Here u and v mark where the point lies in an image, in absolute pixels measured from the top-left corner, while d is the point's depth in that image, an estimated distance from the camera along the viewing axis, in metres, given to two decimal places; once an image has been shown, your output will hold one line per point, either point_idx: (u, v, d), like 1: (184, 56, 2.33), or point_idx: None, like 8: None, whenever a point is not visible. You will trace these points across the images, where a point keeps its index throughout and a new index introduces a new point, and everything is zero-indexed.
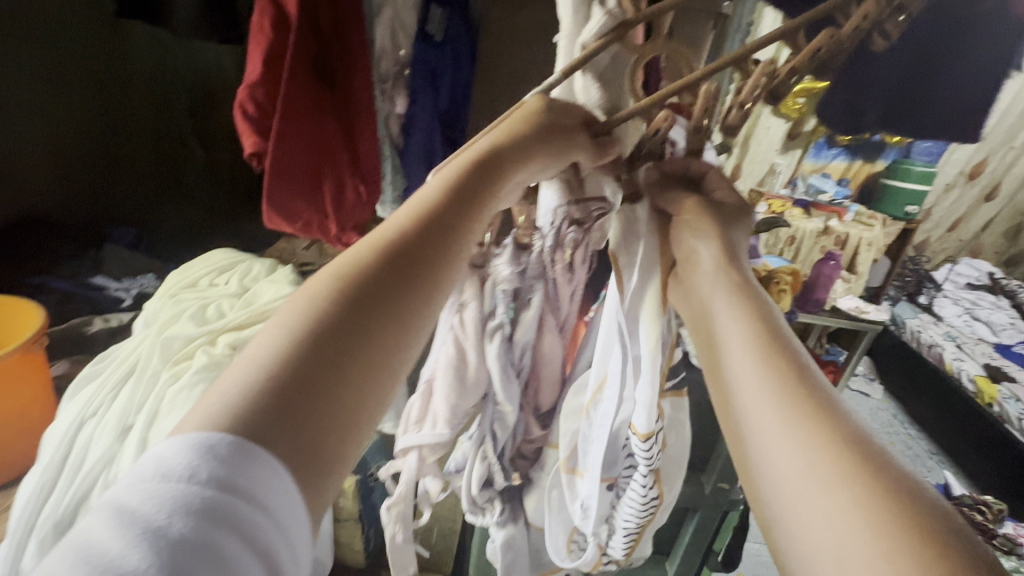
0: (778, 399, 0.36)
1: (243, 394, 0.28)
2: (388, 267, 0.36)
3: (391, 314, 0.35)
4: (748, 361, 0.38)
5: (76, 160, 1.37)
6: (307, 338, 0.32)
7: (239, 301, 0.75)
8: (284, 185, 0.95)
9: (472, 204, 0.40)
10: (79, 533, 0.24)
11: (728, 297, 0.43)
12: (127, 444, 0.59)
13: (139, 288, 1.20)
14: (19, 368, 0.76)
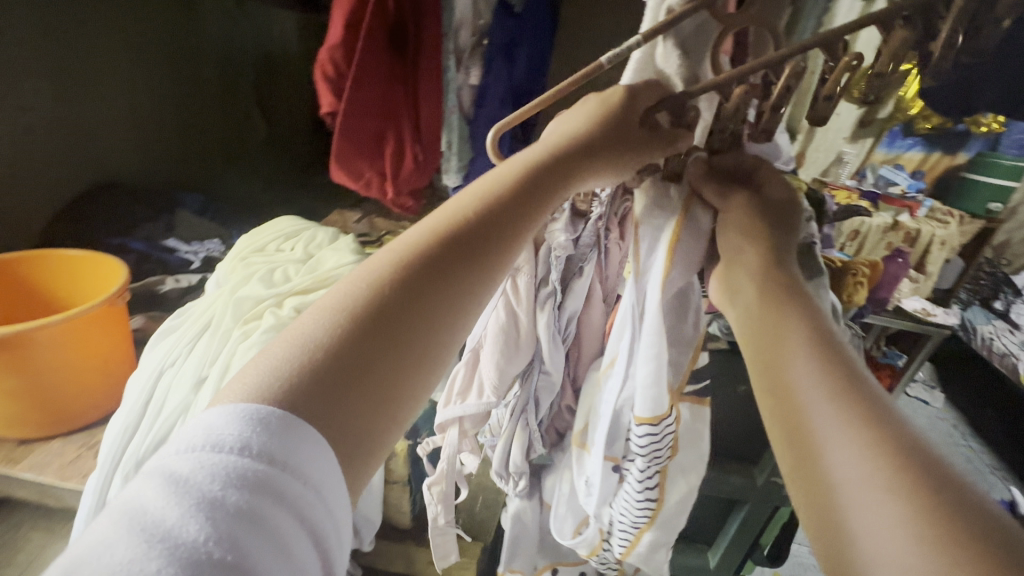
0: (835, 403, 0.33)
1: (292, 369, 0.29)
2: (435, 256, 0.36)
3: (442, 306, 0.35)
4: (806, 367, 0.36)
5: (152, 129, 1.41)
6: (352, 319, 0.32)
7: (302, 267, 0.78)
8: (349, 145, 0.99)
9: (526, 202, 0.41)
10: (130, 499, 0.24)
11: (789, 301, 0.40)
12: (201, 394, 0.62)
13: (207, 252, 1.27)
14: (105, 319, 0.83)
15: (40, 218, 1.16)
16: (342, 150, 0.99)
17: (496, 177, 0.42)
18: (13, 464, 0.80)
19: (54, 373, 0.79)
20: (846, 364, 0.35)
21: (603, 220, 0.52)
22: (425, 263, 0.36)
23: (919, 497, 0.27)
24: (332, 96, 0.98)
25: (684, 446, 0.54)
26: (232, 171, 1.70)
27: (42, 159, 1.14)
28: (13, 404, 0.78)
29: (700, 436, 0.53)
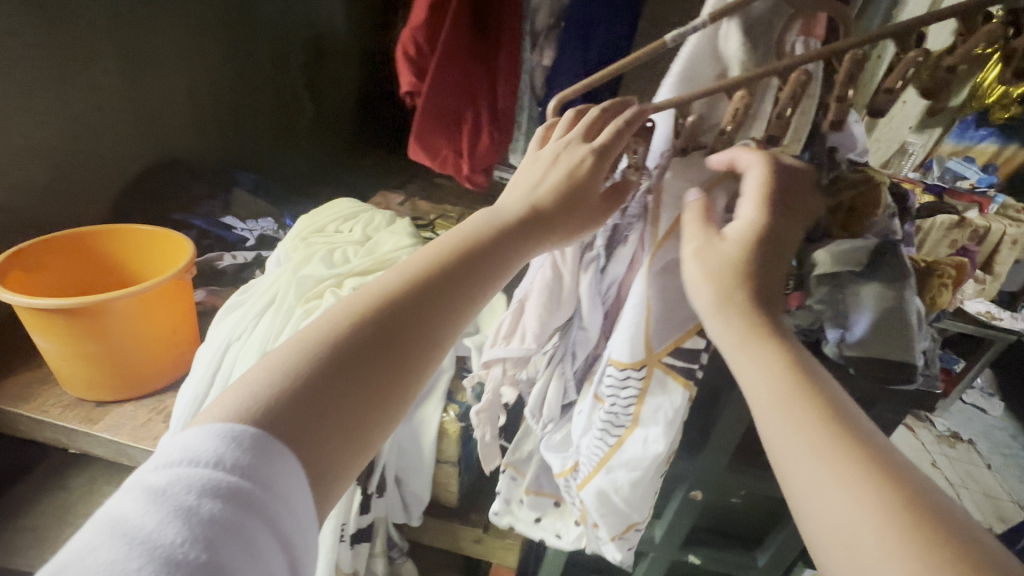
0: (820, 438, 0.33)
1: (265, 398, 0.32)
2: (404, 298, 0.40)
3: (409, 347, 0.39)
4: (777, 416, 0.35)
5: (210, 109, 1.41)
6: (322, 351, 0.35)
7: (360, 251, 0.79)
8: (429, 125, 1.05)
9: (496, 254, 0.45)
10: (109, 511, 0.27)
11: (739, 344, 0.38)
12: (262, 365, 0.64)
13: (261, 231, 1.32)
14: (172, 292, 0.87)
15: (105, 195, 1.18)
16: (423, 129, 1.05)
17: (469, 229, 0.45)
18: (91, 424, 0.85)
19: (127, 343, 0.84)
20: (821, 394, 0.35)
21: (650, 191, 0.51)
22: (391, 308, 0.39)
23: (913, 536, 0.28)
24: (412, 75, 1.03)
25: (647, 420, 0.50)
26: (282, 150, 1.73)
27: (115, 138, 1.17)
28: (91, 367, 0.83)
29: (670, 419, 0.49)
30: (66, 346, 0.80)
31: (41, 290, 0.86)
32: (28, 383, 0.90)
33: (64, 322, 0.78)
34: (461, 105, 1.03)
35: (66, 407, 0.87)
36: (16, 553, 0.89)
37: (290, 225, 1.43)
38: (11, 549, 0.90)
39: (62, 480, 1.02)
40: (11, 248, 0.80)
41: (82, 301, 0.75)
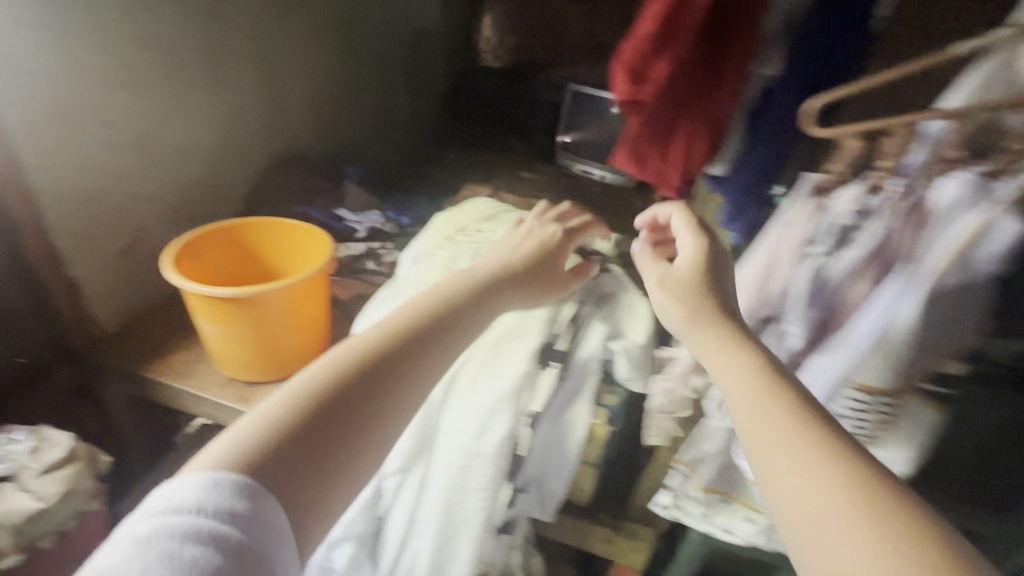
0: (793, 428, 0.45)
1: (252, 449, 0.44)
2: (358, 369, 0.52)
3: (385, 394, 0.52)
4: (756, 389, 0.49)
5: (323, 106, 1.47)
6: (296, 416, 0.47)
7: None
8: (641, 138, 0.74)
9: (444, 323, 0.59)
10: (96, 566, 0.36)
11: (734, 349, 0.53)
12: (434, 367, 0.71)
13: (370, 223, 1.37)
14: (316, 285, 0.93)
15: (237, 190, 1.23)
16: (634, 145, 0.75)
17: (426, 301, 0.60)
18: (246, 402, 0.92)
19: (277, 332, 0.90)
20: (787, 392, 0.48)
21: (898, 199, 0.58)
22: (373, 362, 0.53)
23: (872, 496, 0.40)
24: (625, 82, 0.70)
25: None
26: (379, 143, 1.78)
27: (250, 134, 1.22)
28: (248, 351, 0.90)
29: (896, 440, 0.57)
30: (229, 331, 0.88)
31: (202, 278, 0.94)
32: (186, 363, 0.98)
33: (229, 309, 0.84)
34: (687, 108, 0.71)
35: (221, 385, 0.95)
36: None
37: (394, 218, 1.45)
38: None
39: None
40: (179, 240, 0.88)
41: (246, 292, 0.81)
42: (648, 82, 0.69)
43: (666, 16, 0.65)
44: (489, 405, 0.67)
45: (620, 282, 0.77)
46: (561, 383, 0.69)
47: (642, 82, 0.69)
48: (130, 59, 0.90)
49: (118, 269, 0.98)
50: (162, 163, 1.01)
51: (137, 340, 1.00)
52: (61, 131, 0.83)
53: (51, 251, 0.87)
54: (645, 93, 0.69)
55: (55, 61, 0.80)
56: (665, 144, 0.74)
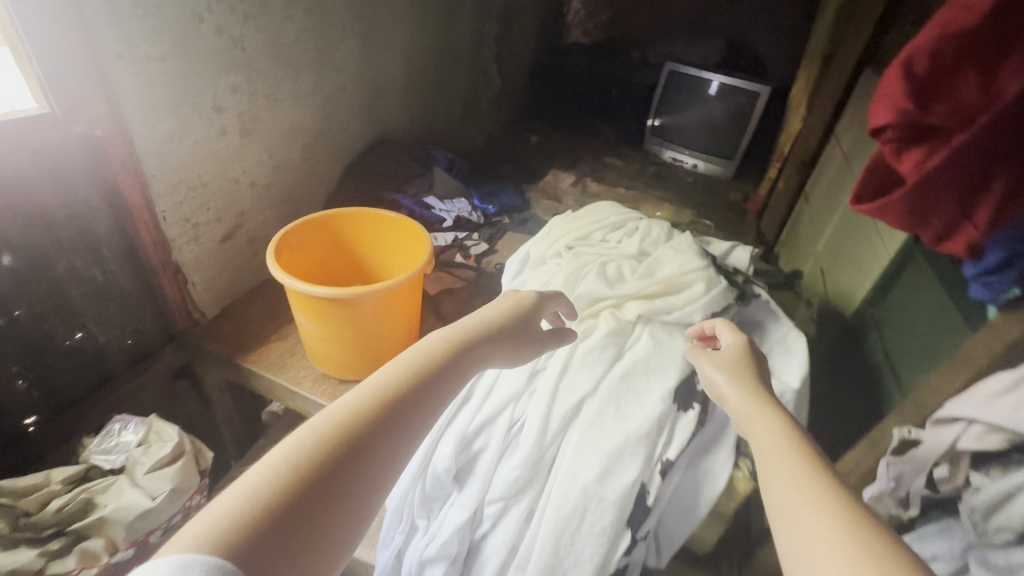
0: (804, 483, 0.37)
1: (254, 490, 0.38)
2: (371, 420, 0.45)
3: (393, 445, 0.45)
4: (781, 459, 0.40)
5: (418, 86, 1.41)
6: (295, 477, 0.39)
7: (638, 267, 0.69)
8: (928, 178, 0.49)
9: (463, 363, 0.54)
10: None
11: (765, 423, 0.44)
12: (539, 388, 0.65)
13: (458, 212, 1.31)
14: (414, 284, 0.88)
15: (331, 173, 1.19)
16: (914, 181, 0.50)
17: (453, 333, 0.56)
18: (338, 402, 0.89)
19: (375, 332, 0.86)
20: (818, 472, 0.38)
21: None
22: (392, 406, 0.47)
23: None
24: (899, 107, 0.51)
25: None
26: (466, 124, 1.72)
27: (346, 116, 1.17)
28: (344, 349, 0.87)
29: None
30: (327, 329, 0.84)
31: (303, 271, 0.91)
32: (281, 354, 0.96)
33: (328, 307, 0.80)
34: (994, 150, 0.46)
35: (315, 380, 0.92)
36: None
37: (480, 206, 1.39)
38: None
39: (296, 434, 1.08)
40: (280, 229, 0.84)
41: (349, 292, 0.77)
42: (942, 99, 0.49)
43: (988, 16, 0.46)
44: (617, 447, 0.58)
45: (769, 311, 0.68)
46: (700, 429, 0.60)
47: (932, 98, 0.49)
48: (239, 39, 0.85)
49: (220, 254, 0.98)
50: (265, 148, 0.98)
51: (234, 327, 1.00)
52: (173, 116, 0.80)
53: (161, 238, 0.86)
54: (935, 113, 0.49)
55: (172, 42, 0.76)
56: (964, 184, 0.48)
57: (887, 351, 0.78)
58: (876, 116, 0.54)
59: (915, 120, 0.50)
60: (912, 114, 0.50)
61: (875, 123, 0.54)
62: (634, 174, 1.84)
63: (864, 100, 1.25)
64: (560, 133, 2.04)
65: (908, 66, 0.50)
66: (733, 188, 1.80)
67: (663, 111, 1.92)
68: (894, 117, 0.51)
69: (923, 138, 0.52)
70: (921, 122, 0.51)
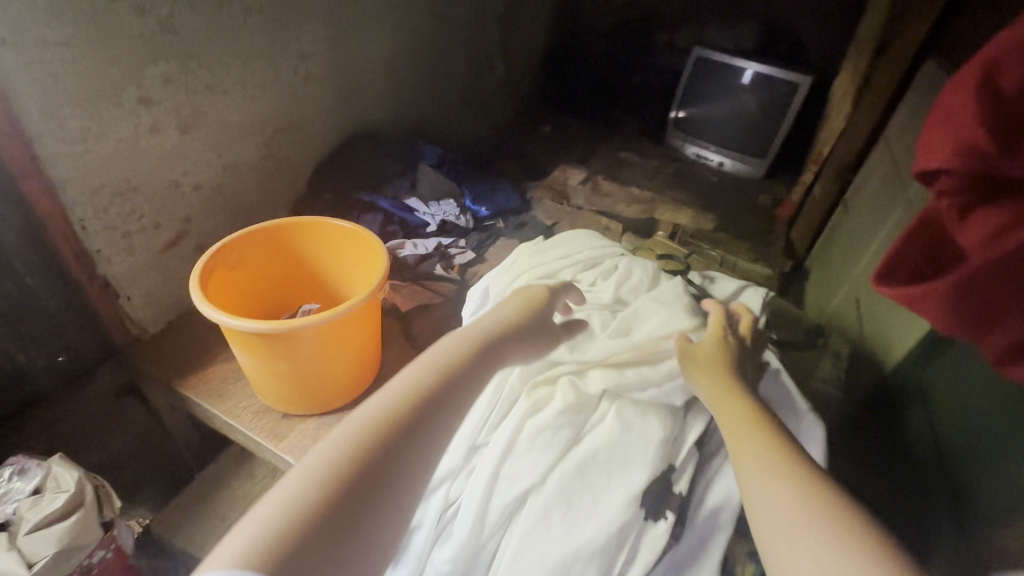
0: (767, 453, 0.40)
1: (293, 502, 0.37)
2: (404, 418, 0.43)
3: (428, 436, 0.44)
4: (748, 440, 0.41)
5: (405, 73, 1.27)
6: (338, 481, 0.39)
7: (611, 323, 0.57)
8: (1007, 262, 0.34)
9: (494, 356, 0.50)
10: None
11: (740, 403, 0.45)
12: (479, 466, 0.51)
13: (443, 216, 1.16)
14: (364, 312, 0.76)
15: (301, 170, 1.08)
16: (983, 265, 0.35)
17: (476, 329, 0.51)
18: (277, 441, 0.79)
19: (317, 367, 0.75)
20: (791, 453, 0.40)
21: None
22: (421, 403, 0.45)
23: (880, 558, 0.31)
24: (971, 146, 0.35)
25: None
26: (466, 114, 1.57)
27: (316, 107, 1.05)
28: (284, 386, 0.76)
29: None
30: (260, 363, 0.73)
31: (242, 294, 0.80)
32: (225, 379, 0.86)
33: (262, 345, 0.69)
34: None
35: (256, 414, 0.82)
36: (207, 543, 0.86)
37: (470, 207, 1.25)
38: (202, 538, 0.87)
39: (250, 461, 0.98)
40: (217, 244, 0.73)
41: (280, 326, 0.66)
42: None
43: None
44: (564, 558, 0.45)
45: (783, 389, 0.55)
46: (673, 544, 0.46)
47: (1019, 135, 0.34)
48: (169, 20, 0.74)
49: (162, 264, 0.87)
50: (212, 144, 0.86)
51: (179, 345, 0.90)
52: (87, 113, 0.69)
53: (80, 249, 0.76)
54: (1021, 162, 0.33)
55: (79, 26, 0.65)
56: None
57: (937, 435, 0.62)
58: (927, 159, 0.39)
59: (991, 171, 0.35)
60: (985, 161, 0.35)
61: (925, 168, 0.39)
62: (653, 170, 1.66)
63: (920, 96, 1.05)
64: (575, 123, 1.86)
65: (991, 88, 0.36)
66: (765, 191, 1.60)
67: (689, 101, 1.73)
68: (960, 164, 0.36)
69: (999, 197, 0.36)
70: (999, 175, 0.35)
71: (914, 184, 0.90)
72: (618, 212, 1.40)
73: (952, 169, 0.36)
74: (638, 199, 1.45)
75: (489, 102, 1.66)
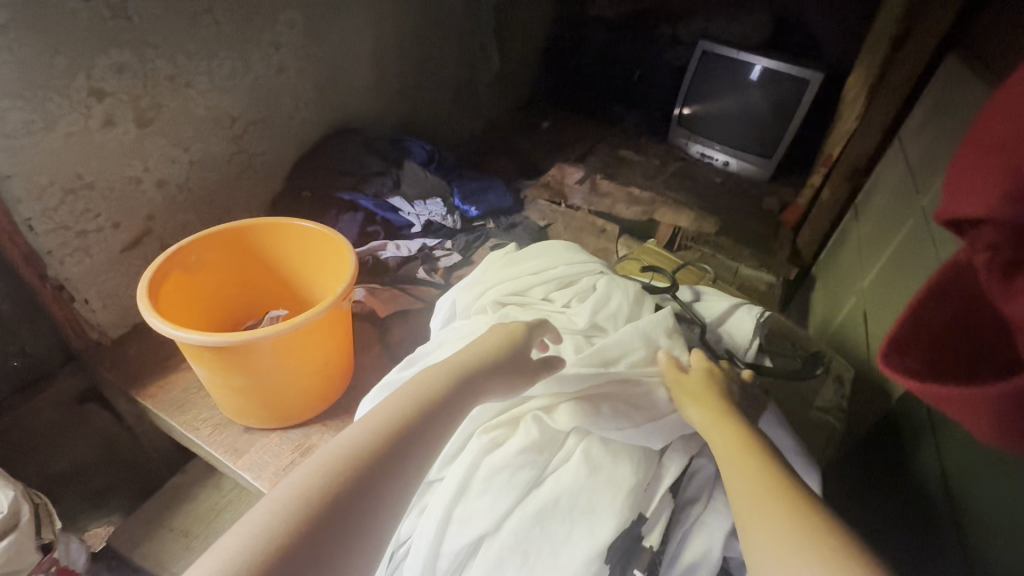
0: (753, 470, 0.38)
1: (256, 537, 0.33)
2: (378, 452, 0.39)
3: (406, 472, 0.39)
4: (732, 459, 0.40)
5: (391, 65, 1.22)
6: (302, 517, 0.35)
7: (584, 349, 0.51)
8: None
9: (473, 386, 0.45)
10: None
11: (723, 421, 0.43)
12: (429, 510, 0.45)
13: (429, 217, 1.11)
14: (332, 322, 0.71)
15: (276, 167, 1.03)
16: None
17: (455, 359, 0.47)
18: (236, 457, 0.74)
19: (278, 380, 0.70)
20: (781, 476, 0.38)
21: None
22: (399, 435, 0.40)
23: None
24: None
25: None
26: (457, 109, 1.51)
27: (292, 100, 0.99)
28: (242, 399, 0.71)
29: None
30: (214, 375, 0.67)
31: (197, 300, 0.74)
32: (187, 388, 0.82)
33: (213, 357, 0.64)
34: None
35: (216, 427, 0.77)
36: (168, 560, 0.82)
37: (459, 206, 1.19)
38: (163, 554, 0.82)
39: (218, 472, 0.94)
40: (172, 246, 0.68)
41: (232, 338, 0.61)
42: None
43: None
44: None
45: (776, 427, 0.51)
46: None
47: None
48: (121, 6, 0.69)
49: (122, 266, 0.83)
50: (176, 139, 0.82)
51: (142, 351, 0.86)
52: (30, 105, 0.64)
53: (28, 250, 0.71)
54: None
55: (15, 10, 0.60)
56: None
57: (946, 475, 0.56)
58: (960, 205, 0.28)
59: None
60: None
61: (957, 215, 0.28)
62: (654, 169, 1.59)
63: (938, 95, 0.98)
64: (575, 119, 1.80)
65: None
66: (771, 192, 1.53)
67: (693, 97, 1.65)
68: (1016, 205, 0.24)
69: None
70: None
71: (930, 190, 0.83)
72: (616, 213, 1.34)
73: (995, 222, 0.25)
74: (638, 200, 1.38)
75: (483, 97, 1.60)
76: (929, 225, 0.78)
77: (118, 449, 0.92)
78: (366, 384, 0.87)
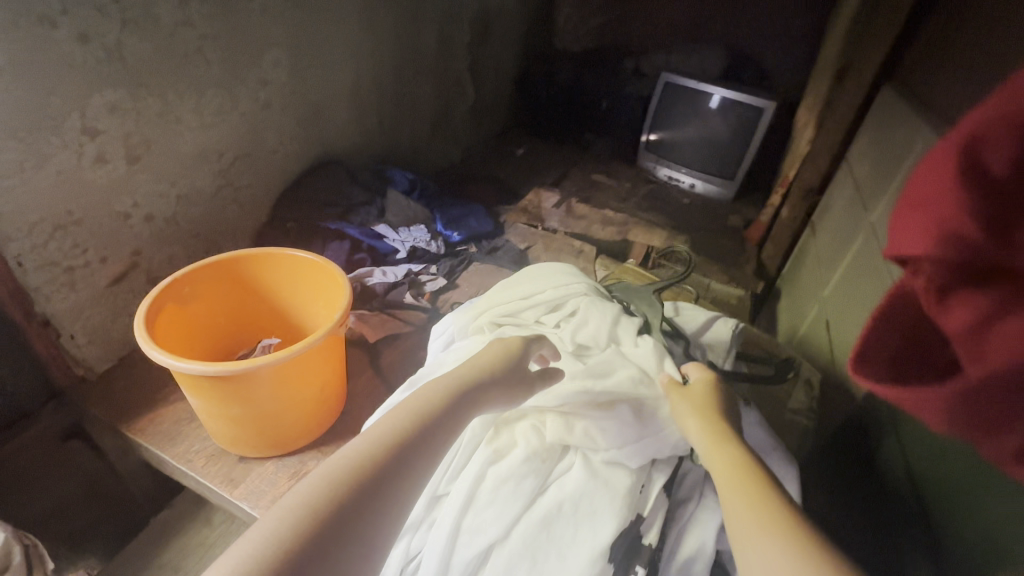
0: (737, 468, 0.42)
1: (272, 541, 0.35)
2: (382, 460, 0.41)
3: (407, 480, 0.42)
4: (719, 459, 0.44)
5: (371, 99, 1.26)
6: (311, 520, 0.37)
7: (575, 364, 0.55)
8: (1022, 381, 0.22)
9: (470, 399, 0.48)
10: None
11: (707, 424, 0.47)
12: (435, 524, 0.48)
13: (414, 243, 1.14)
14: (325, 349, 0.72)
15: (262, 198, 1.05)
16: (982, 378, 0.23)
17: (455, 376, 0.49)
18: (231, 488, 0.73)
19: (270, 407, 0.70)
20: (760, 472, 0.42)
21: None
22: (403, 445, 0.43)
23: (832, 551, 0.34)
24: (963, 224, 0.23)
25: None
26: (435, 139, 1.56)
27: (276, 134, 1.02)
28: (235, 427, 0.71)
29: None
30: (207, 403, 0.68)
31: (189, 331, 0.75)
32: (178, 420, 0.81)
33: (206, 385, 0.65)
34: None
35: (210, 458, 0.77)
36: None
37: (441, 232, 1.23)
38: None
39: (208, 506, 0.92)
40: (165, 279, 0.69)
41: (230, 366, 0.62)
42: None
43: None
44: None
45: (757, 430, 0.55)
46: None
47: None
48: (117, 49, 0.71)
49: (109, 300, 0.83)
50: (164, 174, 0.83)
51: (129, 386, 0.85)
52: (23, 145, 0.65)
53: (15, 287, 0.71)
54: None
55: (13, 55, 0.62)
56: None
57: (908, 467, 0.61)
58: (896, 239, 0.26)
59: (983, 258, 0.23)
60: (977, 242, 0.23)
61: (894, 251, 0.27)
62: (626, 192, 1.66)
63: (878, 121, 1.08)
64: (548, 146, 1.87)
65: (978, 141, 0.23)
66: (735, 211, 1.62)
67: (659, 125, 1.75)
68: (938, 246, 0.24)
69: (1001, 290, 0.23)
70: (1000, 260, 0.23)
71: (877, 207, 0.91)
72: (592, 235, 1.40)
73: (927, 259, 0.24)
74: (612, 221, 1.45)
75: (460, 127, 1.66)
76: (878, 240, 0.86)
77: (101, 488, 0.90)
78: (359, 409, 0.87)
